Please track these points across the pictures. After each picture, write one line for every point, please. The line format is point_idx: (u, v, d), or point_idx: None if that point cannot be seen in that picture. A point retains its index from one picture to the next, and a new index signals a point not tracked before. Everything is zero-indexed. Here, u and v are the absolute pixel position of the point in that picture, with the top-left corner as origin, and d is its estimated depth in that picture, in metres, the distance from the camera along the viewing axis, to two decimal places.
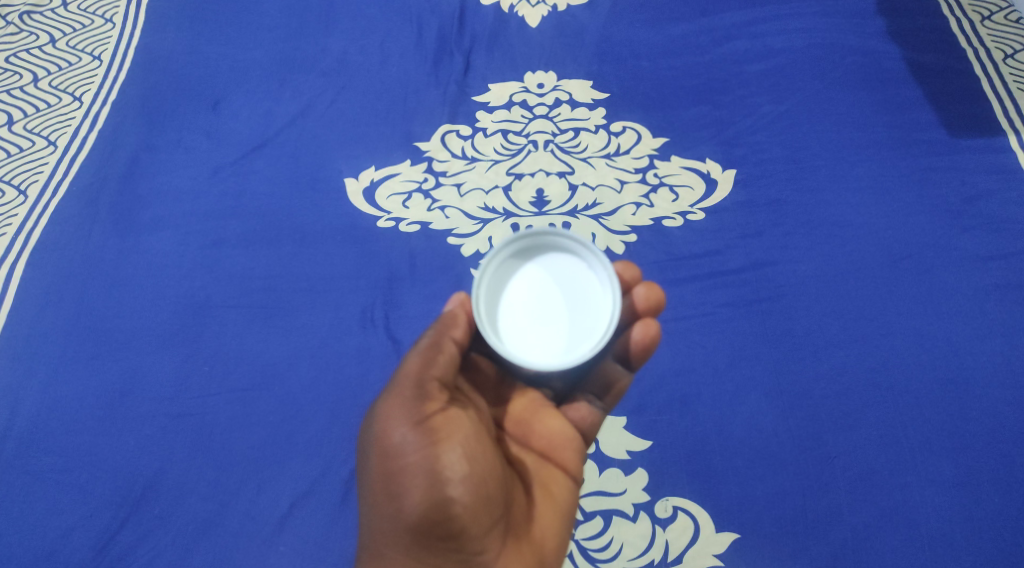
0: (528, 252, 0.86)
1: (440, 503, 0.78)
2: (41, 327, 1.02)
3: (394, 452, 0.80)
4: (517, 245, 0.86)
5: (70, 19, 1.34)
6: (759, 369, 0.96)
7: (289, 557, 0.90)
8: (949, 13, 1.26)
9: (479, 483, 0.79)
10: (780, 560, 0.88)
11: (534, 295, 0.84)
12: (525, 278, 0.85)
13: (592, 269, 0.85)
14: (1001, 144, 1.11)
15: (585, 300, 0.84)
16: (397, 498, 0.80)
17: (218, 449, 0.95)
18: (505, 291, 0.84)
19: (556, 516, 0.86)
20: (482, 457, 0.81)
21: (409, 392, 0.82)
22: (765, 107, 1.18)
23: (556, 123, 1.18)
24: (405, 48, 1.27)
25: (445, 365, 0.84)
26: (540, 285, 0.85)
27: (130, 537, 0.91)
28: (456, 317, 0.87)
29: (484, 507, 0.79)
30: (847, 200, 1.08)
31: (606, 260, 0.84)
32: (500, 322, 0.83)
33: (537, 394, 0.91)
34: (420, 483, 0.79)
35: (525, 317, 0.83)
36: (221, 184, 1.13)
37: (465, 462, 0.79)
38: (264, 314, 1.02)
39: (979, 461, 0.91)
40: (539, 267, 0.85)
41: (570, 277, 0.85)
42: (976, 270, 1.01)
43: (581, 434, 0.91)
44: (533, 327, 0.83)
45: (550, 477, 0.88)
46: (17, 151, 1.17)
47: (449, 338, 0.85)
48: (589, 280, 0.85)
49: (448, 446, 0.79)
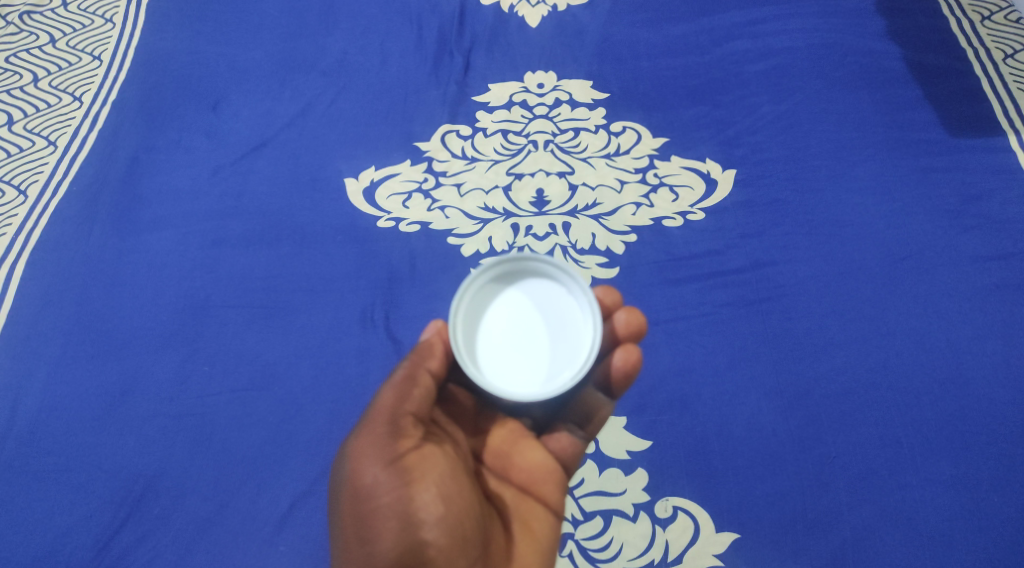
0: (508, 277, 0.86)
1: (414, 547, 0.79)
2: (41, 327, 1.02)
3: (366, 492, 0.82)
4: (495, 269, 0.86)
5: (70, 19, 1.34)
6: (760, 369, 0.96)
7: (289, 556, 0.90)
8: (950, 13, 1.27)
9: (454, 524, 0.81)
10: (780, 559, 0.88)
11: (515, 320, 0.84)
12: (504, 304, 0.85)
13: (572, 296, 0.85)
14: (1002, 144, 1.11)
15: (565, 326, 0.84)
16: (370, 542, 0.81)
17: (219, 449, 0.95)
18: (483, 317, 0.84)
19: (537, 553, 0.86)
20: (457, 496, 0.82)
21: (381, 429, 0.84)
22: (765, 107, 1.18)
23: (555, 123, 1.18)
24: (405, 48, 1.28)
25: (419, 400, 0.86)
26: (520, 310, 0.85)
27: (130, 538, 0.91)
28: (432, 347, 0.88)
29: (461, 547, 0.80)
30: (848, 200, 1.08)
31: (586, 286, 0.84)
32: (478, 349, 0.83)
33: (516, 425, 0.91)
34: (393, 525, 0.80)
35: (502, 345, 0.83)
36: (221, 184, 1.13)
37: (440, 502, 0.81)
38: (264, 313, 1.02)
39: (979, 461, 0.91)
40: (518, 292, 0.86)
41: (549, 302, 0.85)
42: (976, 270, 1.01)
43: (562, 465, 0.90)
44: (511, 355, 0.83)
45: (530, 512, 0.88)
46: (17, 151, 1.17)
47: (424, 370, 0.87)
48: (569, 306, 0.85)
49: (421, 486, 0.81)
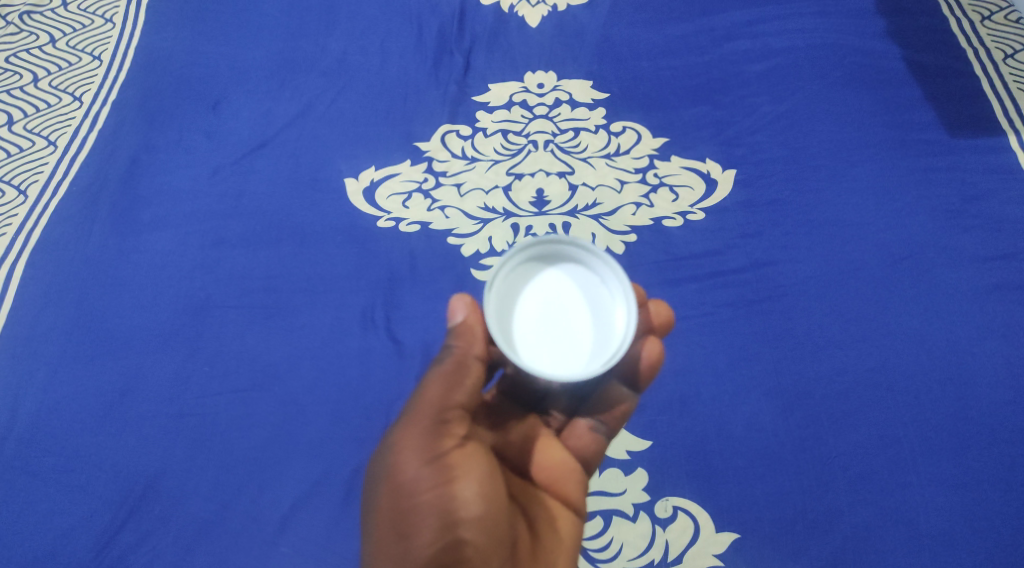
0: (541, 262, 0.86)
1: (451, 546, 0.79)
2: (41, 327, 1.02)
3: (406, 488, 0.82)
4: (528, 254, 0.86)
5: (70, 19, 1.34)
6: (760, 370, 0.96)
7: (291, 557, 0.90)
8: (950, 13, 1.27)
9: (491, 525, 0.81)
10: (780, 559, 0.88)
11: (547, 303, 0.84)
12: (536, 288, 0.85)
13: (605, 284, 0.85)
14: (1002, 144, 1.11)
15: (598, 314, 0.84)
16: (406, 537, 0.81)
17: (220, 449, 0.95)
18: (514, 303, 0.84)
19: (565, 554, 0.85)
20: (494, 496, 0.83)
21: (425, 421, 0.84)
22: (764, 107, 1.18)
23: (556, 123, 1.18)
24: (405, 48, 1.28)
25: (467, 391, 0.85)
26: (552, 295, 0.85)
27: (130, 538, 0.91)
28: (473, 329, 0.87)
29: (496, 548, 0.81)
30: (847, 200, 1.08)
31: (620, 275, 0.84)
32: (511, 331, 0.82)
33: (537, 420, 0.92)
34: (432, 523, 0.80)
35: (535, 329, 0.83)
36: (221, 184, 1.14)
37: (480, 500, 0.82)
38: (264, 314, 1.03)
39: (978, 461, 0.91)
40: (550, 277, 0.85)
41: (582, 289, 0.85)
42: (977, 270, 1.01)
43: (584, 463, 0.91)
44: (547, 339, 0.82)
45: (556, 511, 0.88)
46: (17, 151, 1.17)
47: (472, 356, 0.86)
48: (602, 294, 0.85)
49: (461, 484, 0.81)
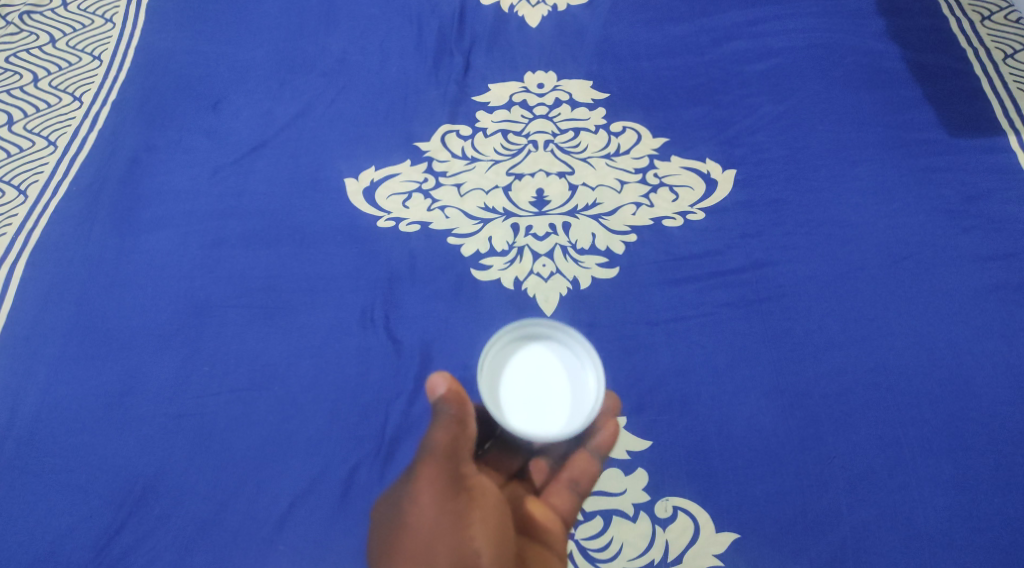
0: (527, 338, 0.95)
1: None
2: (41, 327, 1.02)
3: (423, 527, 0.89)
4: (515, 330, 0.95)
5: (70, 19, 1.34)
6: (760, 369, 0.96)
7: (290, 556, 0.89)
8: (950, 13, 1.27)
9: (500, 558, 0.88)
10: (781, 559, 0.88)
11: (530, 379, 0.92)
12: (522, 363, 0.93)
13: (583, 363, 0.93)
14: (1001, 144, 1.11)
15: (573, 389, 0.92)
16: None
17: (219, 449, 0.94)
18: (502, 378, 0.92)
19: None
20: (504, 536, 0.89)
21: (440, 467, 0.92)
22: (765, 107, 1.18)
23: (556, 123, 1.18)
24: (405, 47, 1.28)
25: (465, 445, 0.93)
26: (535, 371, 0.93)
27: (130, 538, 0.90)
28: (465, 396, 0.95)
29: None
30: (847, 200, 1.08)
31: (594, 354, 0.93)
32: (497, 402, 0.91)
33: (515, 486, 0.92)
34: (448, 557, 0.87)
35: (518, 402, 0.91)
36: (221, 184, 1.14)
37: (492, 543, 0.88)
38: (264, 313, 1.02)
39: (977, 461, 0.91)
40: (534, 354, 0.94)
41: (562, 367, 0.93)
42: (976, 271, 1.01)
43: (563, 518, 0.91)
44: (527, 412, 0.91)
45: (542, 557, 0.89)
46: (17, 151, 1.17)
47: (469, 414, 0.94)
48: (580, 372, 0.93)
49: (475, 523, 0.89)
